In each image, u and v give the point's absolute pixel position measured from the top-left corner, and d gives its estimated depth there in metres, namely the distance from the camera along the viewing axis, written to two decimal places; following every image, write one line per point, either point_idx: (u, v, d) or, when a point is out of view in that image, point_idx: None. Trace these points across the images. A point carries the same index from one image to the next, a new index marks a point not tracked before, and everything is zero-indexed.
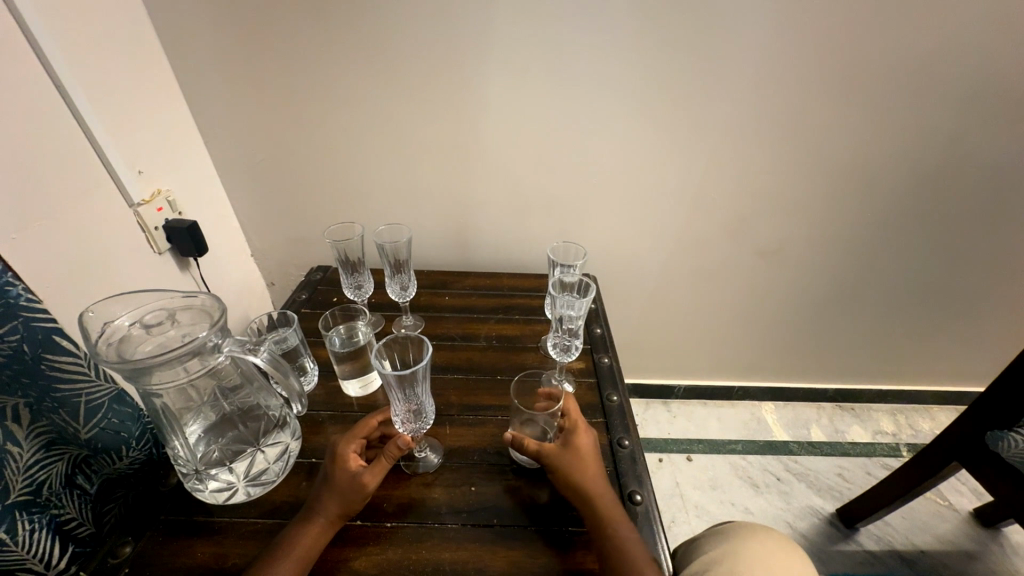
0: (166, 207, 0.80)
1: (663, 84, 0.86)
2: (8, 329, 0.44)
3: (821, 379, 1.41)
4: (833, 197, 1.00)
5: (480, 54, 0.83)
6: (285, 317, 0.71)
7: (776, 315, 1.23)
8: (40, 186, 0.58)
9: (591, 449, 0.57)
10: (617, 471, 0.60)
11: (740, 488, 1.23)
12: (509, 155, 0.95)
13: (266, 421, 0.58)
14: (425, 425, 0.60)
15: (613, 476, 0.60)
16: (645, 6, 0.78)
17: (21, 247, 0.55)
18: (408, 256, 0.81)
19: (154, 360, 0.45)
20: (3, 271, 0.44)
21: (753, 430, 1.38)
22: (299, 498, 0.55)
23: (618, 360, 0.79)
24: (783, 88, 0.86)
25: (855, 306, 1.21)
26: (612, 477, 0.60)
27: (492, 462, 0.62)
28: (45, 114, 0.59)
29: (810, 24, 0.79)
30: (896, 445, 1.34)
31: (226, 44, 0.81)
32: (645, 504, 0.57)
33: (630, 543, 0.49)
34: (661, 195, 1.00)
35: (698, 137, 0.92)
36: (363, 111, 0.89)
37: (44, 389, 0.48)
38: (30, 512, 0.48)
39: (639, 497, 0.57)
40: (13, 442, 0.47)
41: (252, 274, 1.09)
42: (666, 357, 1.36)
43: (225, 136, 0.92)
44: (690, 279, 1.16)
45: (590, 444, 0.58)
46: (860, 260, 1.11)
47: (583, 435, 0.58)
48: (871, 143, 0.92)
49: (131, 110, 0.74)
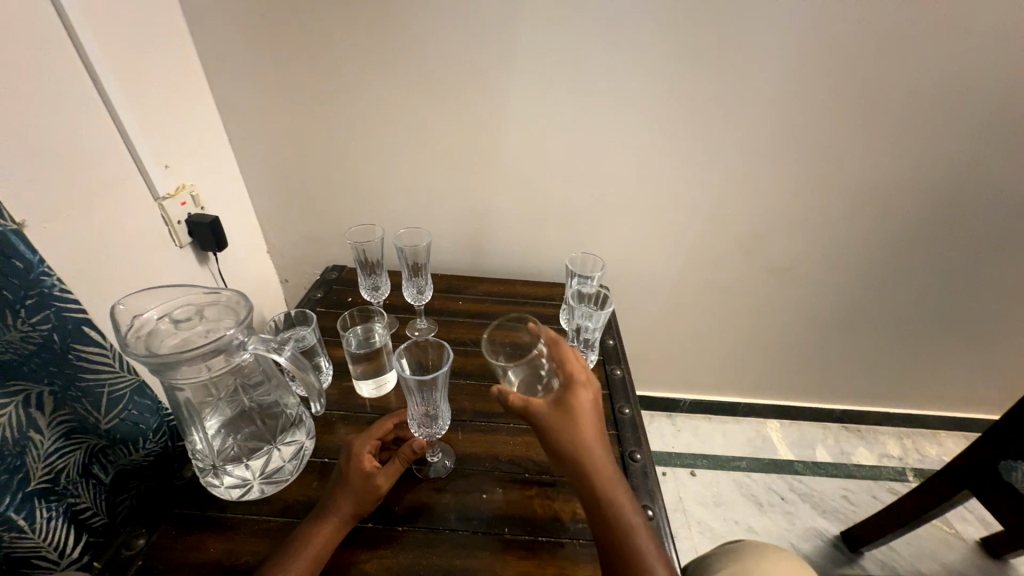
0: (189, 201, 0.81)
1: (685, 100, 0.86)
2: (41, 318, 0.45)
3: (829, 400, 1.40)
4: (849, 218, 1.00)
5: (505, 62, 0.84)
6: (303, 315, 0.72)
7: (786, 334, 1.23)
8: (74, 177, 0.59)
9: (591, 412, 0.49)
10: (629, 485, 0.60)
11: (744, 505, 1.22)
12: (528, 162, 0.95)
13: (283, 419, 0.58)
14: (440, 430, 0.60)
15: None
16: (671, 23, 0.79)
17: (53, 237, 0.57)
18: (426, 260, 0.82)
19: (181, 356, 0.46)
20: (39, 261, 0.45)
21: (758, 447, 1.37)
22: (312, 498, 0.56)
23: (631, 372, 0.78)
24: (804, 109, 0.87)
25: (866, 328, 1.21)
26: None
27: (503, 470, 0.62)
28: (82, 106, 0.60)
29: (834, 47, 0.80)
30: (902, 469, 1.33)
31: (256, 44, 0.83)
32: (656, 520, 0.56)
33: (631, 521, 0.46)
34: (677, 209, 1.01)
35: (717, 153, 0.93)
36: (386, 113, 0.90)
37: (69, 378, 0.49)
38: (48, 499, 0.49)
39: (650, 512, 0.57)
40: (35, 429, 0.47)
41: (267, 270, 1.10)
42: (673, 370, 1.36)
43: (249, 133, 0.93)
44: (701, 294, 1.16)
45: (590, 403, 0.49)
46: (874, 282, 1.11)
47: (580, 395, 0.49)
48: (889, 166, 0.93)
49: (161, 105, 0.75)
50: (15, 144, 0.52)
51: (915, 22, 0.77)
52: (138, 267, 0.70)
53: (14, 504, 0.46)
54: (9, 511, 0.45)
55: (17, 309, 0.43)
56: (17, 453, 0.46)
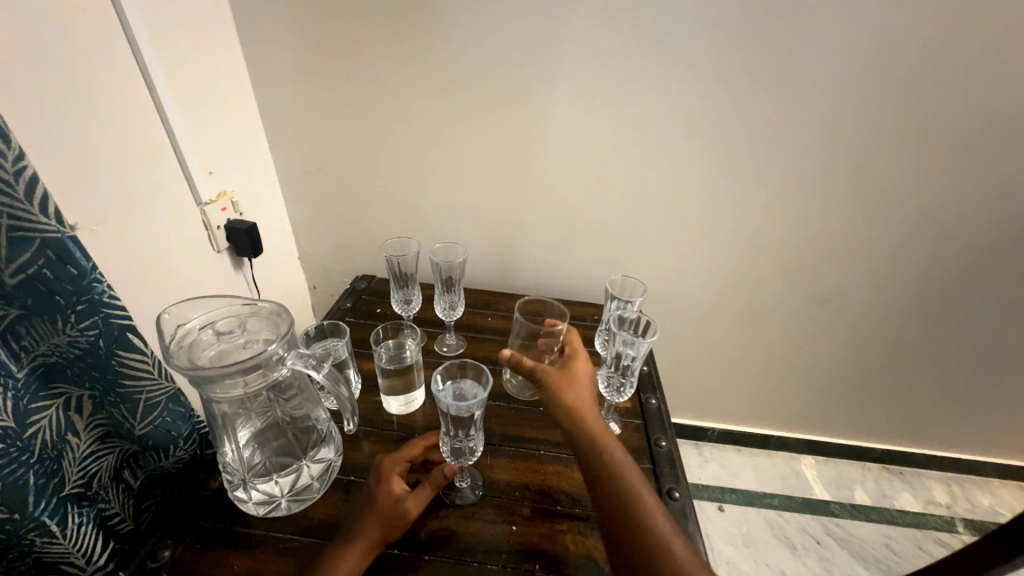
0: (229, 208, 0.82)
1: (731, 120, 0.84)
2: (88, 324, 0.46)
3: (870, 438, 1.31)
4: (899, 247, 0.95)
5: (546, 77, 0.83)
6: (335, 327, 0.71)
7: (826, 369, 1.17)
8: (116, 178, 0.60)
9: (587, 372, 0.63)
10: (656, 471, 0.64)
11: (776, 547, 1.15)
12: (564, 179, 0.94)
13: (313, 435, 0.57)
14: (470, 457, 0.58)
15: (649, 473, 0.64)
16: (715, 44, 0.77)
17: (98, 236, 0.58)
18: (460, 276, 0.81)
19: (223, 370, 0.46)
20: (92, 268, 0.45)
21: (790, 484, 1.30)
22: (337, 518, 0.54)
23: (666, 402, 0.75)
24: (856, 134, 0.83)
25: (914, 365, 1.14)
26: (650, 474, 0.63)
27: (533, 500, 0.59)
28: (137, 113, 0.63)
29: (893, 70, 0.77)
30: (950, 519, 1.24)
31: (301, 57, 0.85)
32: (682, 501, 0.60)
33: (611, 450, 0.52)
34: (714, 231, 0.97)
35: (759, 177, 0.90)
36: (425, 125, 0.90)
37: (110, 383, 0.49)
38: (80, 504, 0.48)
39: (676, 494, 0.60)
40: (72, 433, 0.48)
41: (298, 277, 1.11)
42: (701, 398, 1.31)
43: (290, 144, 0.95)
44: (735, 320, 1.11)
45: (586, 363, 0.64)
46: (923, 316, 1.04)
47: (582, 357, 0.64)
48: (946, 195, 0.88)
49: (206, 112, 0.77)
50: (57, 135, 0.52)
51: (981, 46, 0.73)
52: (173, 269, 0.71)
53: (49, 509, 0.45)
54: (44, 516, 0.44)
55: (67, 315, 0.44)
56: (55, 456, 0.46)
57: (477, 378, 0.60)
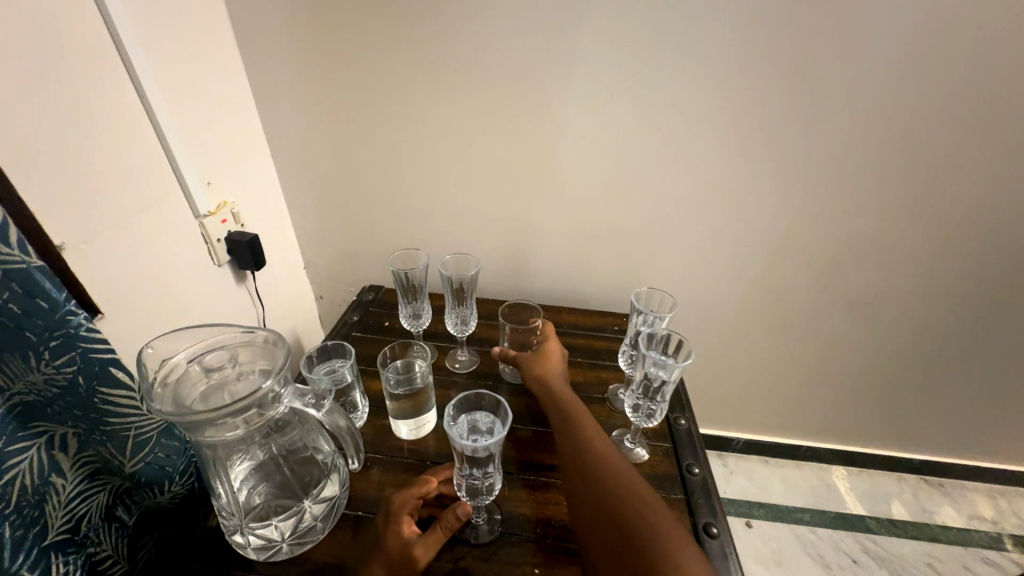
0: (229, 219, 0.78)
1: (762, 115, 0.77)
2: (65, 360, 0.42)
3: (909, 449, 1.24)
4: (947, 248, 0.87)
5: (561, 73, 0.77)
6: (340, 347, 0.67)
7: (861, 377, 1.10)
8: (107, 196, 0.56)
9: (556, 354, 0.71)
10: (690, 502, 0.58)
11: (809, 567, 1.09)
12: (580, 181, 0.88)
13: (315, 471, 0.53)
14: (488, 495, 0.53)
15: (682, 505, 0.58)
16: (748, 32, 0.71)
17: (89, 257, 0.54)
18: (472, 288, 0.76)
19: (213, 414, 0.41)
20: (66, 300, 0.41)
21: (822, 497, 1.24)
22: (344, 560, 0.50)
23: (696, 422, 0.70)
24: (903, 126, 0.76)
25: (958, 373, 1.06)
26: (683, 506, 0.58)
27: (556, 537, 0.54)
28: (128, 124, 0.58)
29: (947, 55, 0.69)
30: (996, 535, 1.16)
31: (301, 59, 0.80)
32: (721, 539, 0.54)
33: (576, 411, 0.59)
34: (742, 235, 0.91)
35: (793, 175, 0.83)
36: (433, 128, 0.85)
37: (94, 420, 0.45)
38: (65, 552, 0.44)
39: (714, 530, 0.55)
40: (58, 473, 0.44)
41: (304, 288, 1.07)
42: (726, 408, 1.24)
43: (292, 151, 0.90)
44: (763, 327, 1.05)
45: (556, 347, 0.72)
46: (971, 320, 0.97)
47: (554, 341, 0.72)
48: (1003, 190, 0.80)
49: (203, 121, 0.73)
50: (39, 154, 0.48)
51: None
52: (170, 288, 0.67)
53: (29, 562, 0.41)
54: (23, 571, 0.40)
55: (41, 352, 0.40)
56: (36, 502, 0.42)
57: (494, 411, 0.55)
